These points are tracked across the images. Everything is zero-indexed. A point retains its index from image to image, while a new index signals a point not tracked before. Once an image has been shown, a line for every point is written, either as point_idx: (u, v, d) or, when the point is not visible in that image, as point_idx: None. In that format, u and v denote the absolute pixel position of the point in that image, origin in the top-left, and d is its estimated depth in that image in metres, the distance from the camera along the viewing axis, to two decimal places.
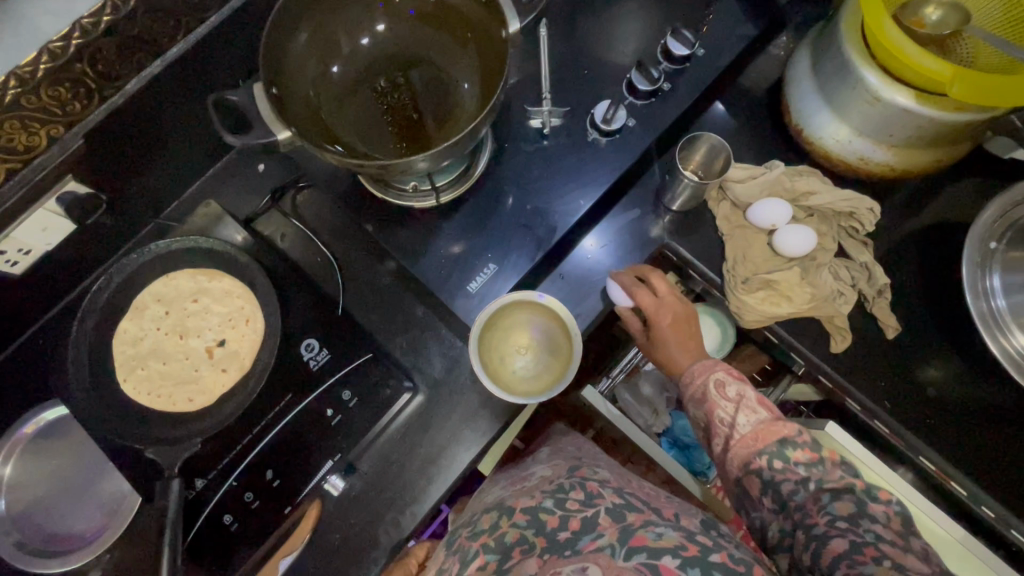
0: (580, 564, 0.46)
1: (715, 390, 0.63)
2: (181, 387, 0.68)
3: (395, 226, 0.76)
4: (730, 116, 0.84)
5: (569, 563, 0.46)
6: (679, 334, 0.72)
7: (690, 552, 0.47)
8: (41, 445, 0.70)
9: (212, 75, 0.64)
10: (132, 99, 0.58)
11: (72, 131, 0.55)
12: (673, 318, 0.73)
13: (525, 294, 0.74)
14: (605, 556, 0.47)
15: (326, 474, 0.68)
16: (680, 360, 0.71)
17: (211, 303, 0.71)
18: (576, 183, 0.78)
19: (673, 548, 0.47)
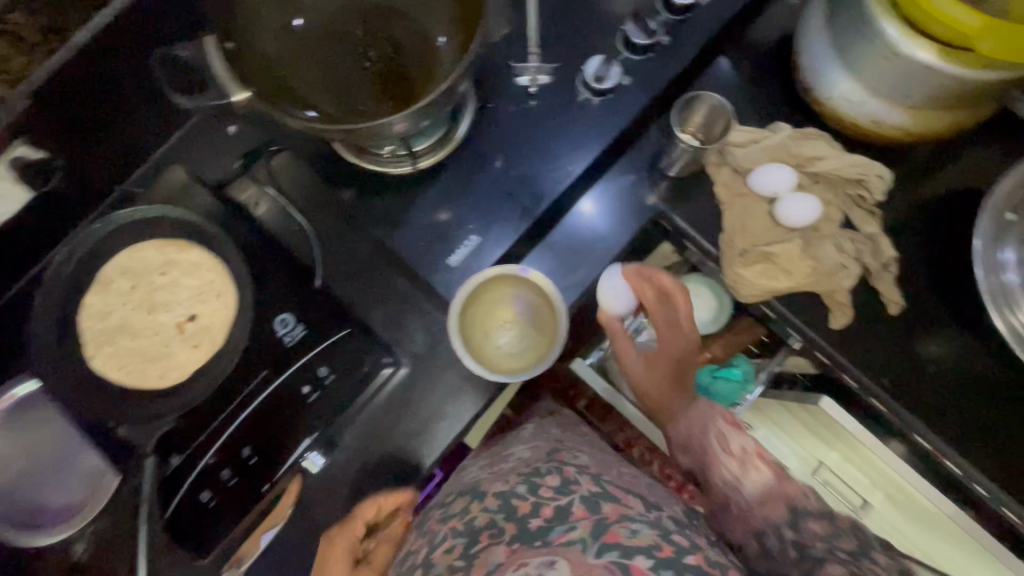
0: (549, 557, 0.45)
1: (718, 443, 0.65)
2: (151, 364, 0.65)
3: (381, 193, 0.73)
4: (735, 72, 0.78)
5: (538, 555, 0.46)
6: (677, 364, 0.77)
7: (664, 552, 0.46)
8: (17, 420, 0.64)
9: (168, 31, 0.59)
10: (82, 56, 0.54)
11: (17, 90, 0.52)
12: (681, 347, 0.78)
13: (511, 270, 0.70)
14: (576, 551, 0.46)
15: (304, 451, 0.67)
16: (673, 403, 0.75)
17: (178, 276, 0.67)
18: (566, 148, 0.73)
19: (647, 547, 0.47)
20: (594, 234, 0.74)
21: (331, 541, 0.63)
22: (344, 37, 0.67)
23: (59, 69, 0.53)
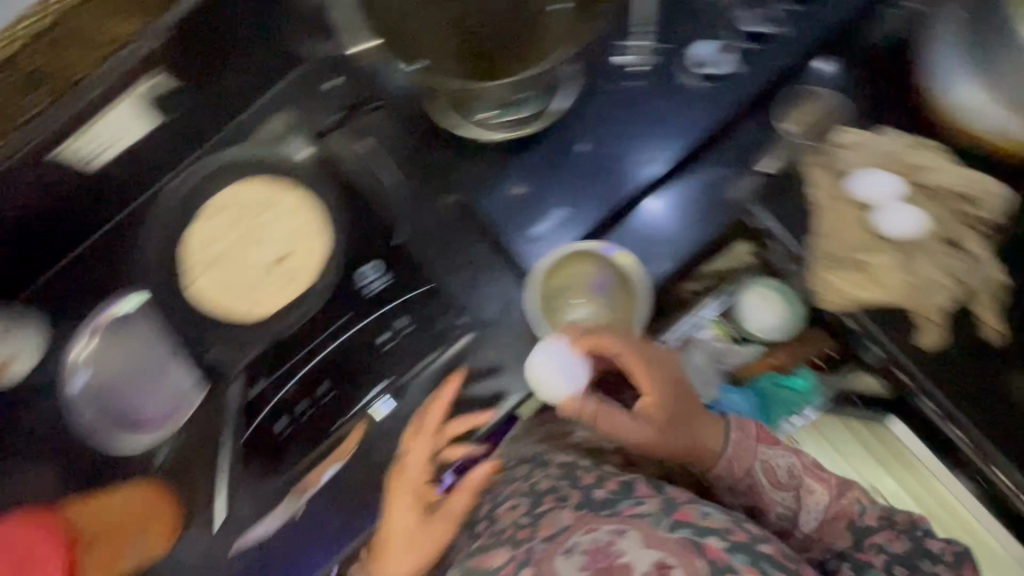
0: (620, 527, 0.50)
1: (763, 476, 0.65)
2: (244, 295, 0.70)
3: (469, 159, 0.74)
4: (847, 70, 0.74)
5: (609, 524, 0.51)
6: (665, 407, 0.65)
7: (738, 537, 0.50)
8: (118, 333, 0.70)
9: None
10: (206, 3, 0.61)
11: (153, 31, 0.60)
12: (668, 387, 0.66)
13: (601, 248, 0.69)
14: (646, 525, 0.50)
15: (376, 395, 0.70)
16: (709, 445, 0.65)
17: (275, 217, 0.71)
18: (663, 131, 0.74)
19: (720, 530, 0.51)
20: (681, 224, 0.74)
21: (399, 480, 0.67)
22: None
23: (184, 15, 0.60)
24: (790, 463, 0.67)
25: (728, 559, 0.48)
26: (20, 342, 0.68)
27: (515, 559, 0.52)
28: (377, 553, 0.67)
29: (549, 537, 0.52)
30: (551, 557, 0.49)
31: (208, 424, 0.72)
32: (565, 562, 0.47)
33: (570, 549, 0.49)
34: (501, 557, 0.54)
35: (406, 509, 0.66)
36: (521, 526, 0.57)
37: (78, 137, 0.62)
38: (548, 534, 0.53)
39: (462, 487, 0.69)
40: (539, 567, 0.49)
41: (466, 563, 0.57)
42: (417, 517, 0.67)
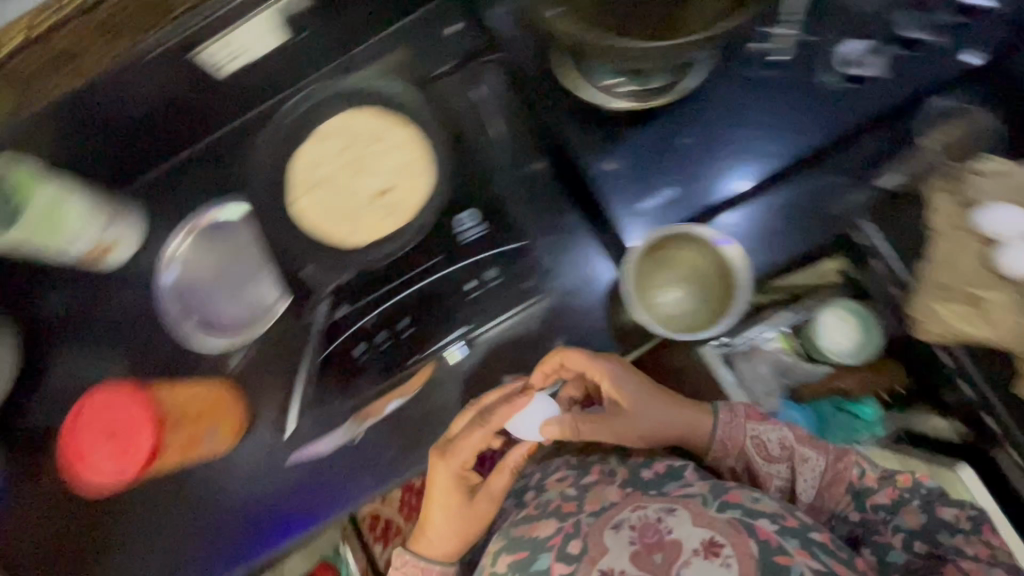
0: (668, 505, 0.57)
1: (758, 450, 0.69)
2: (342, 221, 0.70)
3: (582, 125, 0.73)
4: (996, 98, 0.70)
5: (658, 502, 0.58)
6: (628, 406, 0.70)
7: (789, 523, 0.56)
8: (216, 235, 0.81)
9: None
10: None
11: None
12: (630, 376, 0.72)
13: (703, 230, 0.64)
14: (696, 502, 0.58)
15: (452, 340, 0.71)
16: (687, 413, 0.71)
17: (386, 148, 0.72)
18: (791, 126, 0.70)
19: (769, 514, 0.57)
20: (783, 223, 0.71)
21: (444, 466, 0.69)
22: None
23: None
24: (783, 436, 0.70)
25: (780, 540, 0.54)
26: (130, 232, 0.80)
27: (563, 530, 0.60)
28: (422, 521, 0.72)
29: (595, 511, 0.61)
30: (599, 529, 0.58)
31: (293, 336, 0.76)
32: (614, 536, 0.56)
33: (618, 525, 0.57)
34: (549, 529, 0.62)
35: (452, 481, 0.69)
36: (569, 497, 0.66)
37: (215, 38, 0.65)
38: (594, 507, 0.62)
39: (503, 468, 0.73)
40: (589, 539, 0.57)
41: (512, 534, 0.65)
42: (462, 492, 0.69)
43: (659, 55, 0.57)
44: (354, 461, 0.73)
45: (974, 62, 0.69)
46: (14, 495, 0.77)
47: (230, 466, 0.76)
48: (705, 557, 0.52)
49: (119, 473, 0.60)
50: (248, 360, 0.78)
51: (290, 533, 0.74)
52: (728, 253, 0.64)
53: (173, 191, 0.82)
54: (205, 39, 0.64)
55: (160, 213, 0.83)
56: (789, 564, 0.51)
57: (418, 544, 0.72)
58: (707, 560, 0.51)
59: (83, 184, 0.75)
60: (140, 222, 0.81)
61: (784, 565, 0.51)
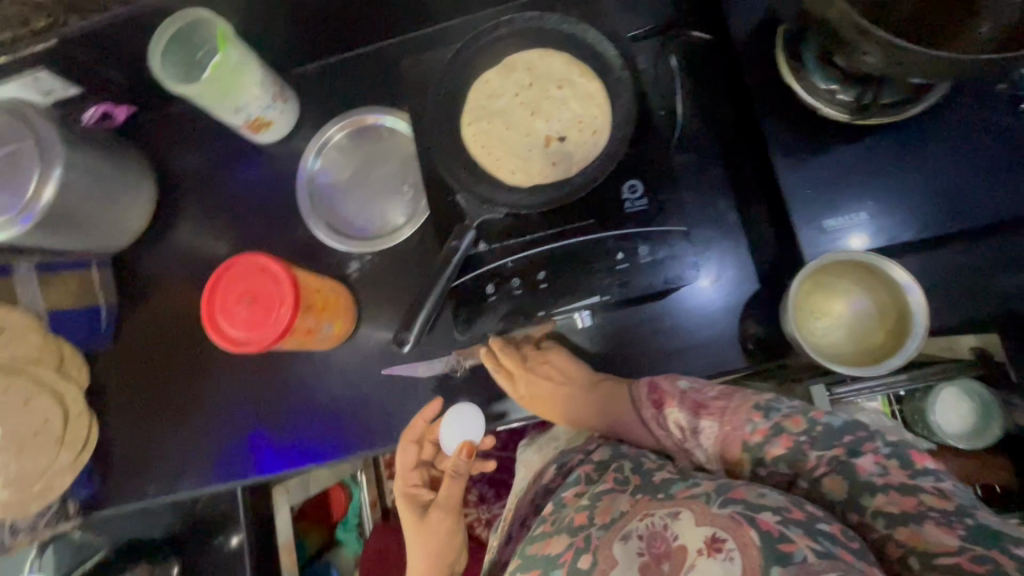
0: (673, 508, 0.49)
1: (657, 419, 0.63)
2: (509, 156, 0.69)
3: (782, 123, 0.65)
4: None
5: (664, 507, 0.50)
6: (558, 397, 0.72)
7: (795, 514, 0.47)
8: (366, 141, 0.83)
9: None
10: None
11: None
12: (557, 389, 0.72)
13: (893, 267, 0.59)
14: (699, 502, 0.49)
15: (585, 306, 0.68)
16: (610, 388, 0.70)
17: (571, 97, 0.69)
18: (1016, 185, 0.62)
19: (774, 508, 0.48)
20: (949, 287, 0.66)
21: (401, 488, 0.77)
22: None
23: None
24: (676, 418, 0.62)
25: (781, 530, 0.45)
26: (287, 115, 0.81)
27: (575, 544, 0.51)
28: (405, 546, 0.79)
29: (606, 525, 0.52)
30: (608, 543, 0.49)
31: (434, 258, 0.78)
32: (622, 549, 0.48)
33: (626, 536, 0.49)
34: (560, 544, 0.52)
35: (407, 506, 0.77)
36: (581, 510, 0.55)
37: None
38: (604, 521, 0.52)
39: (454, 476, 0.74)
40: (599, 552, 0.49)
41: (528, 552, 0.55)
42: (414, 511, 0.77)
43: (923, 69, 0.50)
44: (455, 390, 0.78)
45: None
46: (144, 327, 0.85)
47: (334, 363, 0.80)
48: (708, 555, 0.44)
49: (249, 341, 0.59)
50: (372, 267, 0.80)
51: (362, 443, 0.79)
52: (909, 300, 0.60)
53: (338, 87, 0.84)
54: None
55: (323, 105, 0.84)
56: (793, 552, 0.43)
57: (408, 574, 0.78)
58: (710, 560, 0.44)
59: (262, 60, 0.76)
60: (295, 107, 0.82)
61: (786, 553, 0.43)
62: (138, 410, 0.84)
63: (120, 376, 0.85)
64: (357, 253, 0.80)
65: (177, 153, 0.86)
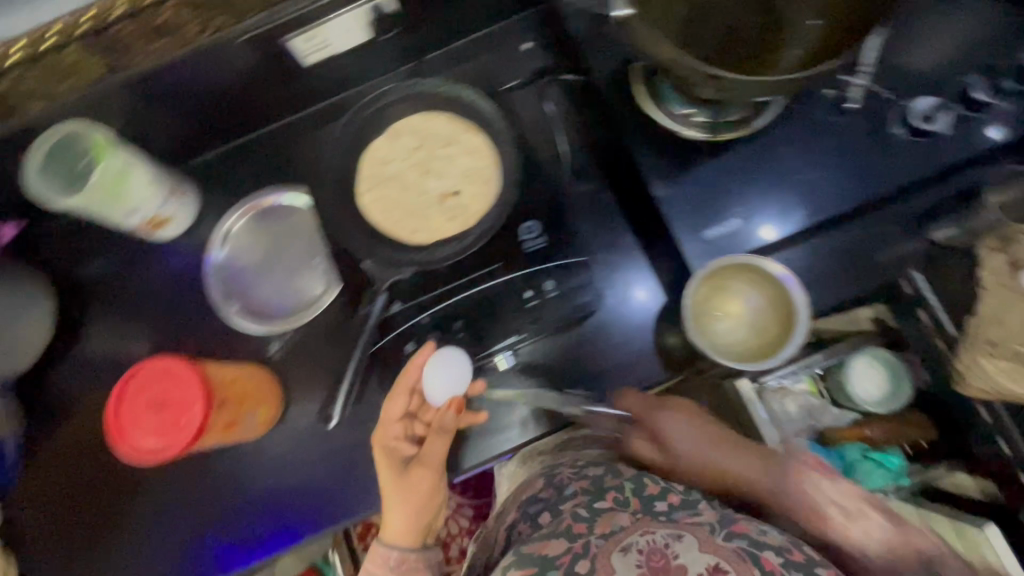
0: (675, 530, 0.51)
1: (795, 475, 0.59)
2: (408, 218, 0.71)
3: (651, 148, 0.70)
4: None
5: (665, 527, 0.52)
6: (684, 440, 0.65)
7: (796, 556, 0.50)
8: (269, 220, 0.83)
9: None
10: None
11: None
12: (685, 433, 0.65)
13: (770, 265, 0.65)
14: (704, 530, 0.51)
15: (505, 347, 0.73)
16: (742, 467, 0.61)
17: (458, 153, 0.73)
18: (857, 172, 0.69)
19: (775, 547, 0.51)
20: (833, 269, 0.70)
21: (383, 437, 0.70)
22: None
23: None
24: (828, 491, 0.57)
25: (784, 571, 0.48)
26: (185, 208, 0.80)
27: (573, 551, 0.52)
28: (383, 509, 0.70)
29: (605, 535, 0.53)
30: (607, 553, 0.51)
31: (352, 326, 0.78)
32: (622, 560, 0.49)
33: (626, 547, 0.51)
34: (557, 547, 0.53)
35: (387, 451, 0.70)
36: (580, 519, 0.56)
37: (305, 30, 0.67)
38: (604, 531, 0.53)
39: (434, 432, 0.69)
40: (597, 560, 0.50)
41: (522, 552, 0.54)
42: (396, 461, 0.69)
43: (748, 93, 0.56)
44: None
45: (994, 138, 0.68)
46: (62, 449, 0.80)
47: (270, 449, 0.77)
48: None
49: (162, 449, 0.58)
50: (293, 345, 0.79)
51: (314, 525, 0.76)
52: (791, 291, 0.65)
53: (232, 173, 0.84)
54: (297, 28, 0.67)
55: (220, 192, 0.84)
56: None
57: (383, 529, 0.69)
58: None
59: (151, 159, 0.76)
60: (194, 200, 0.81)
61: None
62: (65, 542, 0.78)
63: (41, 509, 0.79)
64: (277, 333, 0.79)
65: (74, 264, 0.83)
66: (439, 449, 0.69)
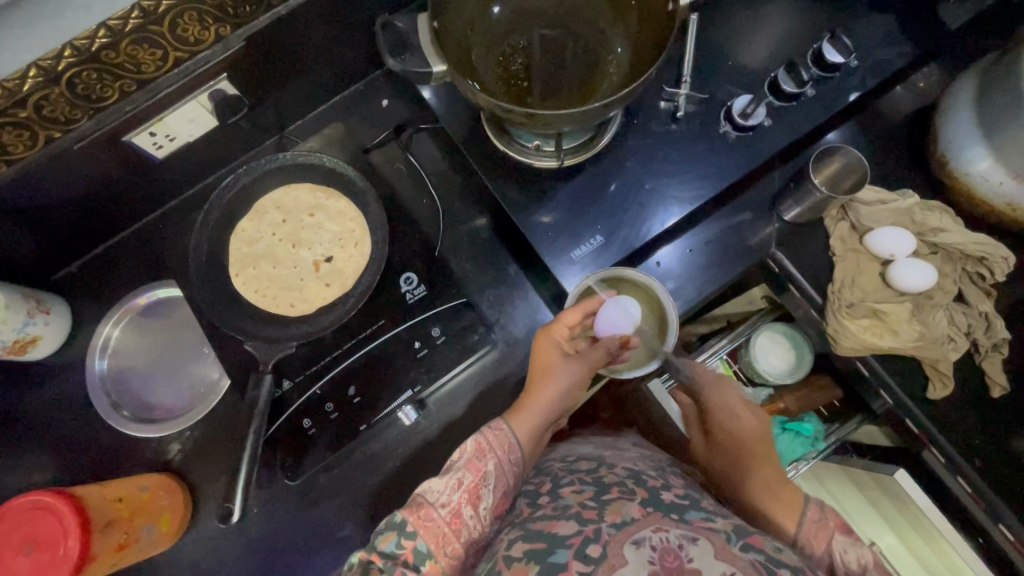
0: (691, 533, 0.51)
1: (766, 485, 0.62)
2: (285, 292, 0.71)
3: (510, 183, 0.73)
4: (856, 146, 0.78)
5: (679, 528, 0.51)
6: (729, 444, 0.68)
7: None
8: (148, 318, 0.81)
9: (358, 9, 0.70)
10: (292, 12, 0.64)
11: (237, 32, 0.61)
12: (737, 440, 0.68)
13: (625, 272, 0.72)
14: (719, 538, 0.51)
15: (402, 403, 0.71)
16: (745, 464, 0.65)
17: (326, 219, 0.73)
18: (699, 171, 0.74)
19: (791, 566, 0.50)
20: (702, 264, 0.76)
21: (548, 337, 0.68)
22: (512, 44, 0.68)
23: (272, 19, 0.63)
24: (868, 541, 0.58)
25: None
26: (56, 323, 0.77)
27: (584, 533, 0.51)
28: (522, 405, 0.64)
29: (616, 524, 0.52)
30: (620, 542, 0.49)
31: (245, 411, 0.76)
32: (635, 552, 0.48)
33: (639, 541, 0.49)
34: (569, 528, 0.52)
35: (554, 342, 0.67)
36: (588, 507, 0.54)
37: (146, 126, 0.66)
38: (615, 520, 0.52)
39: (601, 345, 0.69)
40: (610, 547, 0.49)
41: (530, 527, 0.54)
42: (559, 354, 0.67)
43: (570, 124, 0.59)
44: (318, 530, 0.74)
45: (852, 99, 0.76)
46: None
47: (183, 557, 0.73)
48: None
49: None
50: (191, 444, 0.76)
51: None
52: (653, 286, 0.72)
53: (104, 278, 0.82)
54: (137, 126, 0.66)
55: (93, 300, 0.81)
56: None
57: (520, 423, 0.62)
58: None
59: (5, 281, 0.72)
60: (62, 314, 0.77)
61: None
62: None
63: None
64: (173, 435, 0.76)
65: None
66: (600, 356, 0.69)
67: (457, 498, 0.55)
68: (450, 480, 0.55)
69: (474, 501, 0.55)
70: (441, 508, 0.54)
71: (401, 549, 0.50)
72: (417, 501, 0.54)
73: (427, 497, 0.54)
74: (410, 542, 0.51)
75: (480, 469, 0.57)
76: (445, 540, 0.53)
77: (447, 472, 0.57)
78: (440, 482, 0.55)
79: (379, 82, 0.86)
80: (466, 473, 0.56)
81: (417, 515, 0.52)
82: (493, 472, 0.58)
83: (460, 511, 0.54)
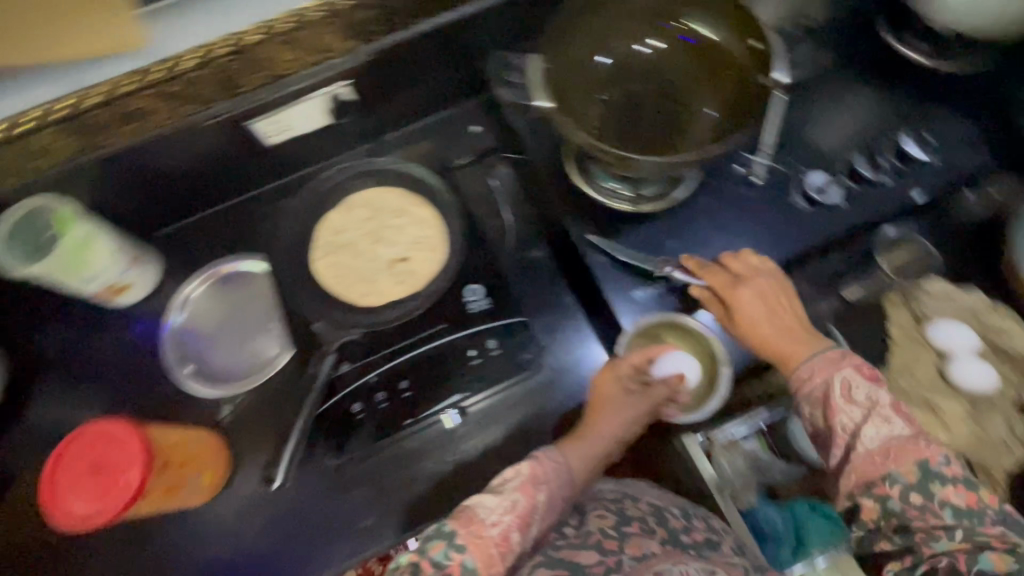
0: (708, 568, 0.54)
1: (789, 337, 0.64)
2: (358, 282, 0.76)
3: (583, 218, 0.77)
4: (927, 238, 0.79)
5: (698, 561, 0.55)
6: (759, 306, 0.67)
7: None
8: (228, 284, 0.87)
9: (474, 41, 0.76)
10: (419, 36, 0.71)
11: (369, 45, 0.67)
12: (758, 302, 0.67)
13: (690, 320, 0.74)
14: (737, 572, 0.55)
15: (448, 406, 0.78)
16: (763, 322, 0.66)
17: (408, 223, 0.79)
18: (765, 236, 0.77)
19: None
20: None
21: (613, 371, 0.74)
22: (609, 94, 0.74)
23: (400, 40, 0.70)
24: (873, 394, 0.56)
25: None
26: (146, 276, 0.83)
27: (605, 564, 0.55)
28: (580, 435, 0.72)
29: (636, 556, 0.56)
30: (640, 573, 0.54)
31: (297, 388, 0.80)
32: None
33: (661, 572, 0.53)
34: (590, 556, 0.56)
35: (616, 379, 0.74)
36: (609, 536, 0.59)
37: (268, 116, 0.73)
38: (635, 553, 0.56)
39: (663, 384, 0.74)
40: None
41: (552, 554, 0.57)
42: (621, 390, 0.74)
43: (654, 173, 0.64)
44: (345, 513, 0.76)
45: (918, 200, 0.78)
46: None
47: (212, 516, 0.76)
48: None
49: (93, 515, 0.57)
50: (241, 410, 0.80)
51: None
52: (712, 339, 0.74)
53: (195, 244, 0.89)
54: (262, 114, 0.72)
55: (181, 261, 0.88)
56: None
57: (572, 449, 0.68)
58: None
59: (116, 231, 0.79)
60: (154, 268, 0.84)
61: None
62: None
63: None
64: (227, 398, 0.81)
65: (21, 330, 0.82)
66: (662, 394, 0.75)
67: (507, 520, 0.55)
68: (503, 502, 0.56)
69: (523, 528, 0.55)
70: (492, 528, 0.53)
71: (448, 560, 0.50)
72: (469, 515, 0.54)
73: (479, 513, 0.54)
74: (458, 556, 0.51)
75: (533, 497, 0.58)
76: (493, 561, 0.52)
77: (501, 492, 0.58)
78: (492, 500, 0.56)
79: (474, 107, 0.92)
80: (520, 498, 0.57)
81: (468, 531, 0.52)
82: (544, 502, 0.59)
83: (509, 536, 0.54)
